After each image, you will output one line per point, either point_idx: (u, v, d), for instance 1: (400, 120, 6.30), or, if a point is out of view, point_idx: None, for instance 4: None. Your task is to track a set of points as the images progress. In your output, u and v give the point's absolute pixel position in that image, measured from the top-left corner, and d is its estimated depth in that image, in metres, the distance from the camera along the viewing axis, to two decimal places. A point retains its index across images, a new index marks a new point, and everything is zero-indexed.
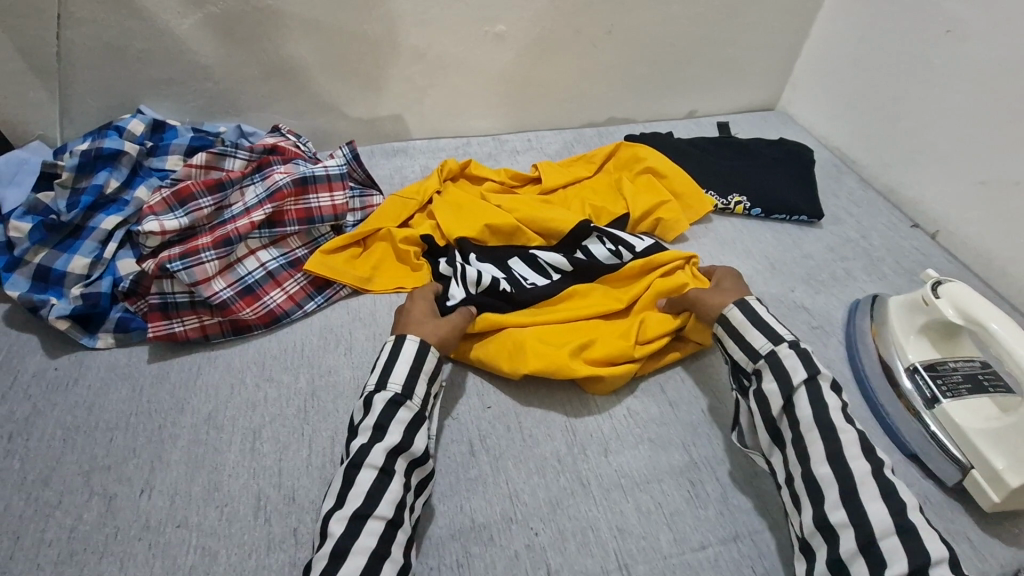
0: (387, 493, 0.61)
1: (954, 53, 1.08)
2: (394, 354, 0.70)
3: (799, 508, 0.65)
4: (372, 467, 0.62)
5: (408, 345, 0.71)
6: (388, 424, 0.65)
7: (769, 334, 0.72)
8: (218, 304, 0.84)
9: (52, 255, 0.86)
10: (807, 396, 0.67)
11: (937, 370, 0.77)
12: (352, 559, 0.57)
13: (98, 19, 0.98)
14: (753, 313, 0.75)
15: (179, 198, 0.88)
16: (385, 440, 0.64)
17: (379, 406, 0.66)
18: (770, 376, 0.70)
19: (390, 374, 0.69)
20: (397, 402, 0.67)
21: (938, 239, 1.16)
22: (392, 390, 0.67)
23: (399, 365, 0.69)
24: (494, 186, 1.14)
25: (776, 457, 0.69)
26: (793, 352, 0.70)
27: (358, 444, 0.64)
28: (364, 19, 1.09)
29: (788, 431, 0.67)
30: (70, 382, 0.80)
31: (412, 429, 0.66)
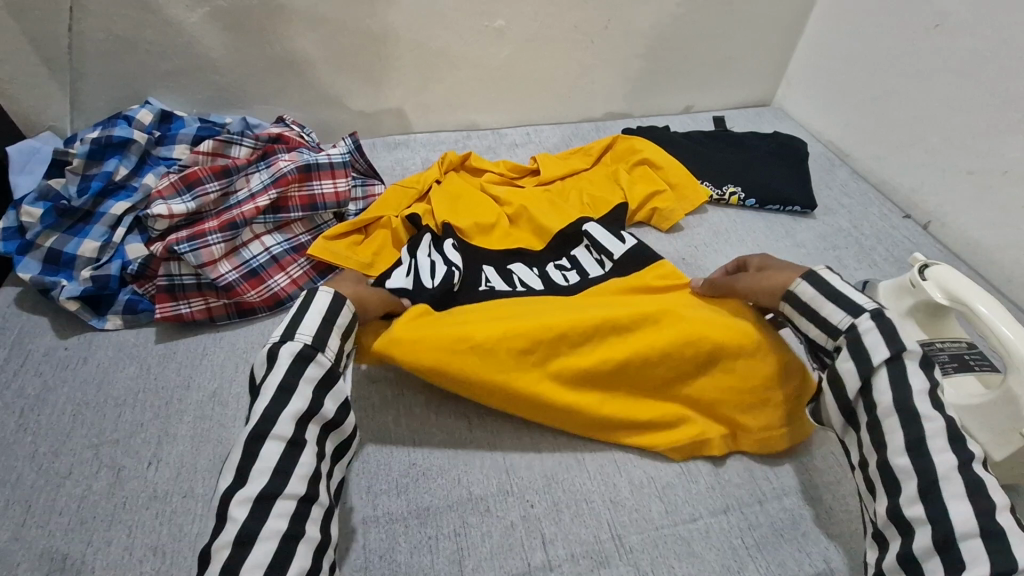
0: (299, 465, 0.60)
1: (944, 47, 1.10)
2: (304, 307, 0.68)
3: (874, 494, 0.65)
4: (280, 436, 0.60)
5: (318, 299, 0.70)
6: (297, 382, 0.63)
7: (848, 308, 0.68)
8: (224, 286, 0.86)
9: (63, 239, 0.89)
10: (889, 378, 0.64)
11: (925, 350, 0.78)
12: (259, 546, 0.55)
13: (108, 13, 1.01)
14: (828, 287, 0.71)
15: (186, 183, 0.90)
16: (293, 403, 0.62)
17: (287, 361, 0.64)
18: (848, 355, 0.67)
19: (299, 326, 0.66)
20: (306, 357, 0.64)
21: (930, 229, 1.18)
22: (300, 341, 0.65)
23: (309, 319, 0.67)
24: (494, 177, 1.17)
25: (851, 437, 0.68)
26: (875, 327, 0.66)
27: (262, 404, 0.62)
28: (365, 14, 1.12)
29: (866, 416, 0.65)
30: (80, 360, 0.82)
31: (322, 392, 0.65)
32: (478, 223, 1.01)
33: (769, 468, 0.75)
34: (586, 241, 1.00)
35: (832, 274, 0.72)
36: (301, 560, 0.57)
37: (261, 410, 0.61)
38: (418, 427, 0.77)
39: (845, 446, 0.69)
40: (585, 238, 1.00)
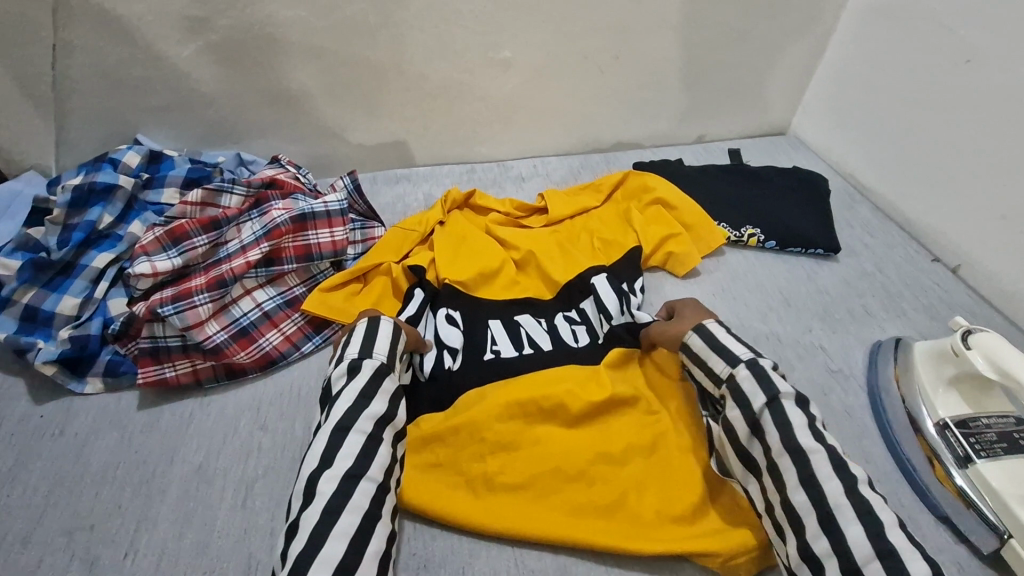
0: (377, 457, 0.63)
1: (972, 82, 1.04)
2: (374, 330, 0.73)
3: (783, 538, 0.62)
4: (361, 432, 0.64)
5: (384, 323, 0.74)
6: (375, 391, 0.67)
7: (726, 358, 0.71)
8: (211, 348, 0.81)
9: (41, 294, 0.83)
10: (772, 417, 0.64)
11: (969, 426, 0.73)
12: (345, 516, 0.58)
13: (95, 49, 0.96)
14: (710, 338, 0.74)
15: (172, 237, 0.84)
16: (372, 407, 0.65)
17: (368, 373, 0.68)
18: (733, 403, 0.68)
19: (374, 346, 0.71)
20: (382, 371, 0.69)
21: (959, 273, 1.12)
22: (377, 359, 0.70)
23: (383, 340, 0.72)
24: (499, 217, 1.11)
25: (753, 484, 0.66)
26: (750, 374, 0.68)
27: (343, 406, 0.65)
28: (365, 45, 1.06)
29: (764, 458, 0.64)
30: (57, 430, 0.77)
31: (395, 400, 0.69)
32: (482, 272, 0.95)
33: None
34: (597, 296, 0.94)
35: (717, 326, 0.76)
36: (376, 542, 0.59)
37: (340, 413, 0.64)
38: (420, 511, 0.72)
39: (750, 495, 0.67)
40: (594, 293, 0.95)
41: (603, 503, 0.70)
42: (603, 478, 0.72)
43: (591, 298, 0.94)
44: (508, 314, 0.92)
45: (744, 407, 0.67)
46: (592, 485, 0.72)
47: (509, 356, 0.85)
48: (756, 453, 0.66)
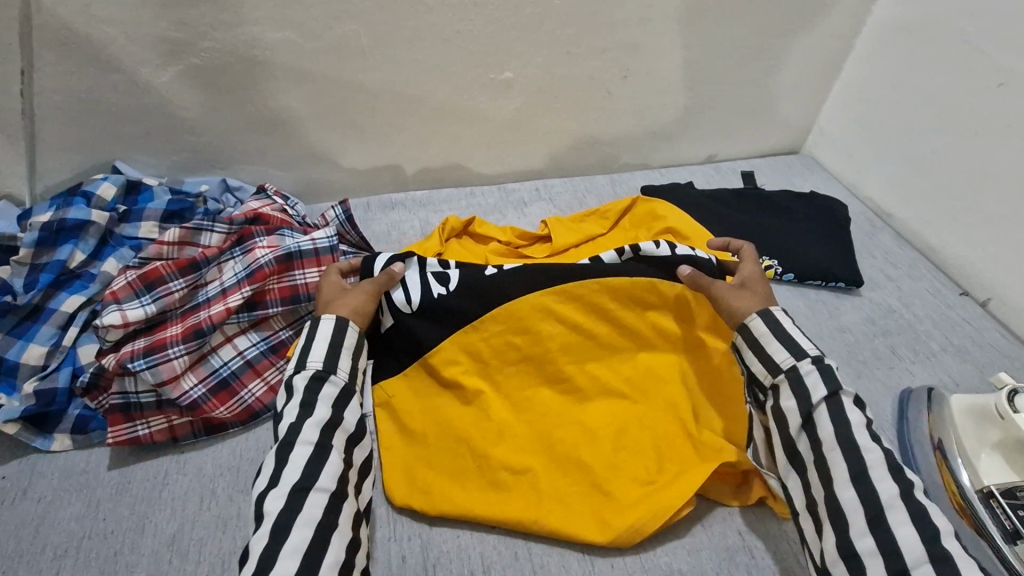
0: (327, 465, 0.62)
1: (1005, 106, 0.98)
2: (311, 335, 0.72)
3: (821, 537, 0.62)
4: (308, 442, 0.62)
5: (323, 325, 0.73)
6: (315, 399, 0.66)
7: (790, 347, 0.68)
8: (187, 404, 0.75)
9: (5, 342, 0.77)
10: (828, 414, 0.64)
11: (1018, 497, 0.66)
12: (297, 531, 0.56)
13: (68, 74, 0.90)
14: (775, 324, 0.70)
15: (145, 282, 0.77)
16: (315, 414, 0.65)
17: (304, 384, 0.67)
18: (788, 394, 0.67)
19: (309, 353, 0.70)
20: (321, 378, 0.68)
21: (988, 307, 1.05)
22: (313, 368, 0.69)
23: (319, 346, 0.70)
24: (500, 247, 1.05)
25: (793, 479, 0.66)
26: (815, 369, 0.66)
27: (285, 423, 0.64)
28: (358, 68, 1.00)
29: (811, 452, 0.64)
30: (19, 495, 0.70)
31: (343, 403, 0.68)
32: None
33: None
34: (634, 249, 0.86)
35: (782, 314, 0.72)
36: (333, 554, 0.57)
37: (285, 428, 0.63)
38: None
39: (788, 487, 0.67)
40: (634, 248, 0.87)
41: (595, 481, 0.72)
42: (596, 458, 0.73)
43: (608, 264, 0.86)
44: None
45: (799, 399, 0.66)
46: (585, 465, 0.73)
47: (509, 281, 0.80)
48: (802, 447, 0.66)
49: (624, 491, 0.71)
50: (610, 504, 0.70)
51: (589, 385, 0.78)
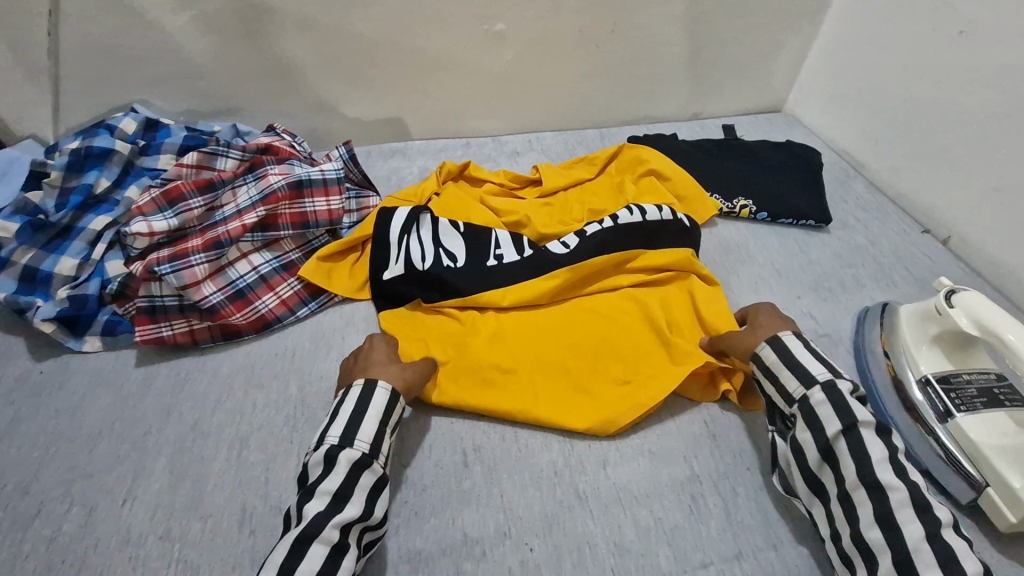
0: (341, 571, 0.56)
1: (966, 53, 1.04)
2: (362, 409, 0.66)
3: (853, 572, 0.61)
4: (326, 541, 0.57)
5: (377, 398, 0.67)
6: (352, 491, 0.61)
7: (802, 377, 0.69)
8: (207, 308, 0.82)
9: (39, 255, 0.84)
10: (847, 448, 0.63)
11: (951, 382, 0.74)
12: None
13: (90, 17, 0.96)
14: (784, 349, 0.71)
15: (168, 198, 0.85)
16: (347, 510, 0.59)
17: (345, 467, 0.61)
18: (802, 425, 0.67)
19: (358, 431, 0.64)
20: (363, 464, 0.62)
21: (949, 245, 1.13)
22: (359, 449, 0.63)
23: (369, 423, 0.65)
24: (494, 188, 1.12)
25: (818, 508, 0.65)
26: (826, 400, 0.66)
27: (313, 506, 0.58)
28: (361, 17, 1.07)
29: (834, 487, 0.63)
30: (55, 386, 0.78)
31: (374, 496, 0.62)
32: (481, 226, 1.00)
33: (784, 511, 0.71)
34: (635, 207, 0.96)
35: (795, 339, 0.73)
36: None
37: (309, 518, 0.58)
38: (410, 463, 0.73)
39: (814, 518, 0.66)
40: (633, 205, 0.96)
41: (576, 383, 0.80)
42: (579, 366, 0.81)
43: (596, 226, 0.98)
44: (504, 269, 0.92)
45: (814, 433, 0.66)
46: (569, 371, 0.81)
47: (511, 261, 0.90)
48: (826, 480, 0.65)
49: (602, 391, 0.79)
50: (590, 400, 0.78)
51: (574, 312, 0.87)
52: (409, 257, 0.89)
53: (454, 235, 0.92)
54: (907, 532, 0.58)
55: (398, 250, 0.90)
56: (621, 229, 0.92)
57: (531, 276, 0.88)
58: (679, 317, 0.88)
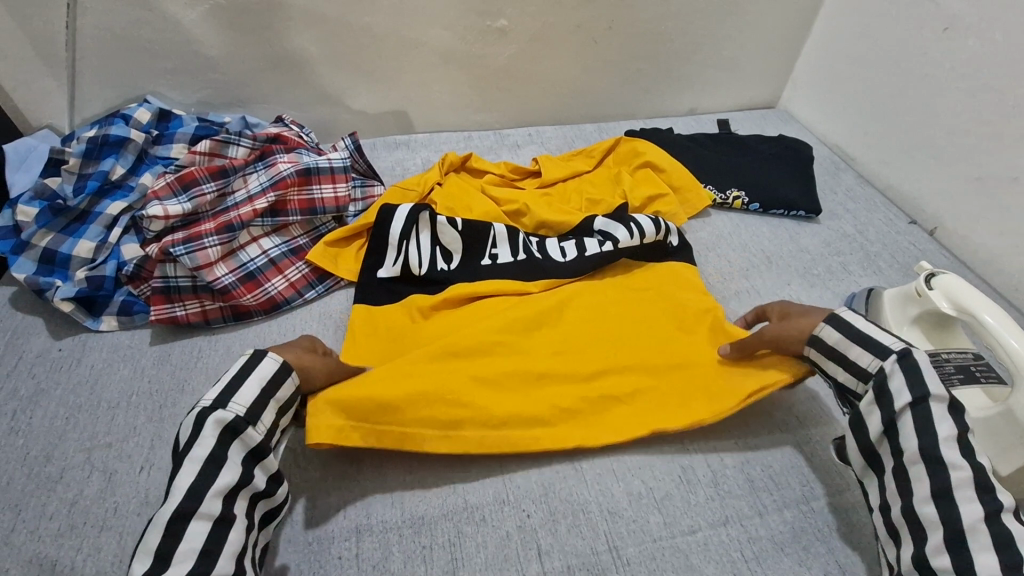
0: (228, 544, 0.56)
1: (952, 50, 1.08)
2: (242, 374, 0.63)
3: (897, 543, 0.63)
4: (207, 515, 0.56)
5: (264, 364, 0.65)
6: (226, 455, 0.58)
7: (874, 350, 0.68)
8: (220, 289, 0.85)
9: (58, 238, 0.88)
10: (913, 423, 0.63)
11: (929, 360, 0.77)
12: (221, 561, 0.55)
13: (107, 10, 1.00)
14: (852, 329, 0.71)
15: (182, 184, 0.89)
16: (219, 479, 0.57)
17: (214, 430, 0.58)
18: (873, 402, 0.67)
19: (235, 393, 0.61)
20: (235, 430, 0.60)
21: (936, 236, 1.16)
22: (233, 412, 0.60)
23: (248, 387, 0.62)
24: (494, 179, 1.16)
25: (873, 482, 0.67)
26: (900, 368, 0.65)
27: (183, 478, 0.56)
28: (365, 11, 1.10)
29: (891, 462, 0.64)
30: (74, 361, 0.82)
31: (252, 463, 0.60)
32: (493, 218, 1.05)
33: (771, 481, 0.74)
34: (633, 224, 0.98)
35: (853, 314, 0.72)
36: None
37: (180, 489, 0.55)
38: None
39: (866, 489, 0.68)
40: (632, 222, 0.98)
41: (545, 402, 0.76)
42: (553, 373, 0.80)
43: (595, 238, 1.00)
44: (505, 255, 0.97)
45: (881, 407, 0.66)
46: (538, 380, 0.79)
47: (505, 261, 0.96)
48: (884, 453, 0.66)
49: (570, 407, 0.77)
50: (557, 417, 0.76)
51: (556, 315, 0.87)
52: (407, 260, 0.92)
53: (452, 232, 0.96)
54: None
55: (396, 251, 0.93)
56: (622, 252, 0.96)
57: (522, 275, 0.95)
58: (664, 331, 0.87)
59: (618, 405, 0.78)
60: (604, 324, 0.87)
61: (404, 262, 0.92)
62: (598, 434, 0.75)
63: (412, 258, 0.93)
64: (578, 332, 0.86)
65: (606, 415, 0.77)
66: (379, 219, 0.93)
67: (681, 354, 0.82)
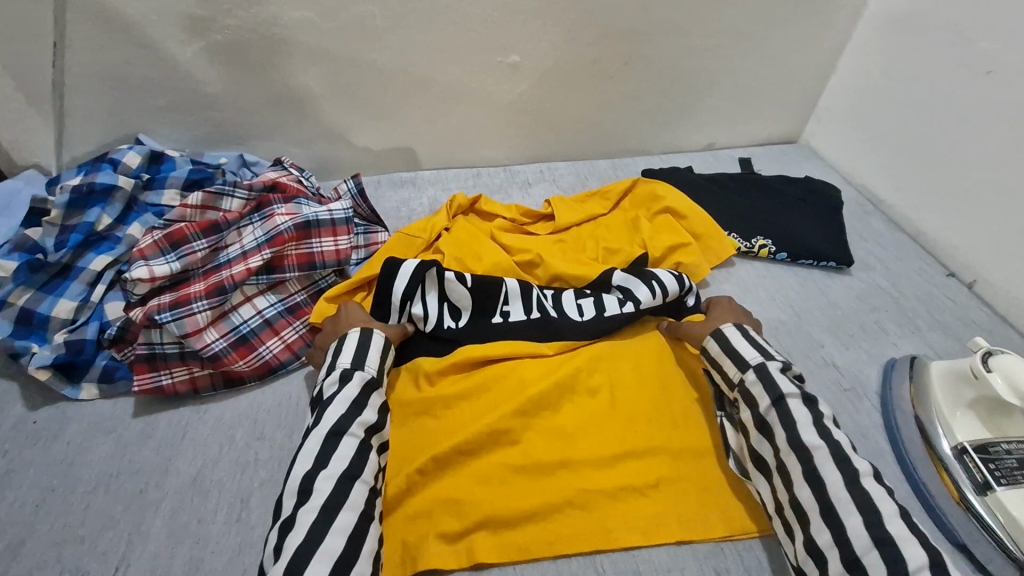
0: (368, 465, 0.66)
1: (994, 93, 1.01)
2: (365, 342, 0.76)
3: (792, 537, 0.65)
4: (354, 436, 0.67)
5: (376, 336, 0.77)
6: (367, 401, 0.70)
7: (737, 362, 0.76)
8: (209, 356, 0.79)
9: (37, 296, 0.81)
10: (777, 419, 0.69)
11: (988, 452, 0.71)
12: None
13: (97, 47, 0.94)
14: (726, 343, 0.79)
15: (171, 241, 0.83)
16: (364, 415, 0.69)
17: (358, 384, 0.71)
18: (744, 406, 0.74)
19: (366, 358, 0.74)
20: (371, 385, 0.72)
21: (974, 289, 1.09)
22: (367, 371, 0.73)
23: (374, 353, 0.75)
24: (505, 223, 1.09)
25: (762, 483, 0.70)
26: (758, 379, 0.73)
27: (334, 413, 0.67)
28: (372, 48, 1.04)
29: (772, 457, 0.69)
30: (50, 437, 0.75)
31: (384, 410, 0.72)
32: (505, 271, 0.98)
33: None
34: (656, 283, 0.91)
35: (733, 330, 0.80)
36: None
37: (333, 419, 0.67)
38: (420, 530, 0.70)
39: (760, 496, 0.70)
40: (654, 280, 0.92)
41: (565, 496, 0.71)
42: (568, 460, 0.74)
43: (613, 294, 0.93)
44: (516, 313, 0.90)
45: (752, 410, 0.73)
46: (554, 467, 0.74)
47: (518, 319, 0.89)
48: (765, 453, 0.70)
49: (593, 499, 0.72)
50: (580, 512, 0.71)
51: (573, 386, 0.81)
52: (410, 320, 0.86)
53: (462, 290, 0.88)
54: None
55: (399, 311, 0.86)
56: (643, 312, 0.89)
57: (536, 334, 0.88)
58: (670, 421, 0.80)
59: (638, 496, 0.72)
60: (625, 397, 0.82)
61: (411, 321, 0.86)
62: (619, 532, 0.69)
63: (418, 317, 0.86)
64: (596, 408, 0.80)
65: (627, 509, 0.71)
66: (380, 278, 0.86)
67: (669, 455, 0.76)
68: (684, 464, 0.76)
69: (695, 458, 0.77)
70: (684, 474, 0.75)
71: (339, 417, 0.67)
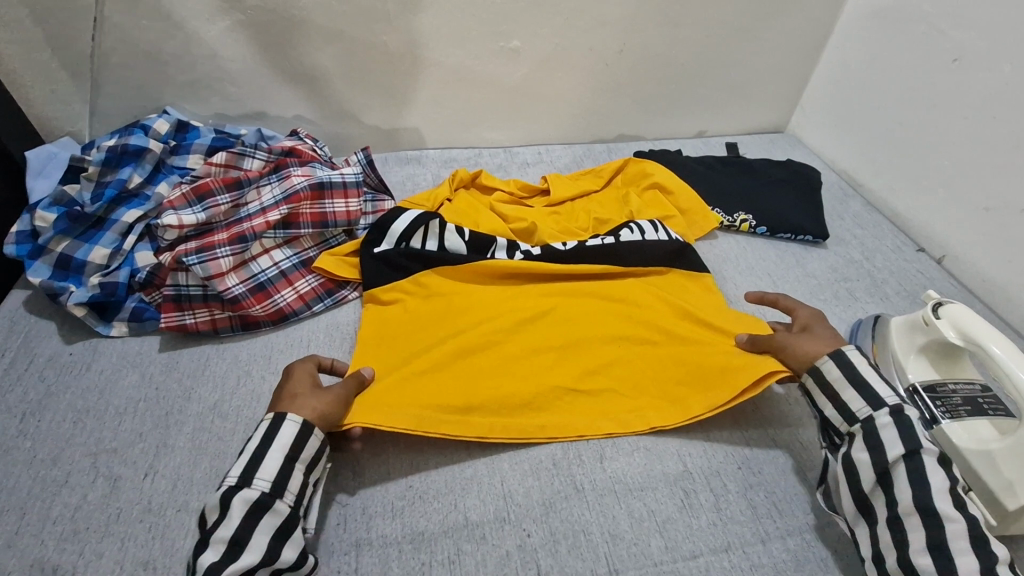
0: None
1: (961, 80, 1.08)
2: (266, 445, 0.64)
3: None
4: None
5: (285, 429, 0.65)
6: (249, 535, 0.59)
7: (869, 397, 0.70)
8: (230, 298, 0.87)
9: (74, 244, 0.90)
10: (907, 475, 0.64)
11: (936, 391, 0.78)
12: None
13: (131, 23, 1.02)
14: (851, 367, 0.72)
15: (198, 195, 0.93)
16: (240, 558, 0.57)
17: (241, 511, 0.59)
18: (861, 446, 0.68)
19: (258, 469, 0.62)
20: (262, 505, 0.60)
21: (944, 264, 1.16)
22: (259, 488, 0.61)
23: (271, 460, 0.63)
24: (504, 196, 1.17)
25: (862, 528, 0.67)
26: (892, 422, 0.67)
27: (209, 555, 0.57)
28: (382, 31, 1.13)
29: (886, 511, 0.64)
30: (83, 366, 0.83)
31: (281, 536, 0.60)
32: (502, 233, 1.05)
33: (773, 508, 0.74)
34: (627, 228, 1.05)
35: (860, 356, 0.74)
36: None
37: (206, 563, 0.56)
38: (415, 448, 0.77)
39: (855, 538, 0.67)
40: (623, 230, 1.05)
41: (539, 415, 0.80)
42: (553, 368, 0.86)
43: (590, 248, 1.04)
44: (502, 252, 1.00)
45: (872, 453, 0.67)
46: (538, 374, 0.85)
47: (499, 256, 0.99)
48: (877, 502, 0.66)
49: (564, 418, 0.80)
50: (554, 427, 0.79)
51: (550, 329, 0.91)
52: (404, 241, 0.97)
53: (459, 241, 0.98)
54: (949, 558, 0.59)
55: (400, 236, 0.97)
56: (621, 246, 1.01)
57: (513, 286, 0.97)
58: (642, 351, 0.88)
59: (621, 395, 0.83)
60: (604, 318, 0.92)
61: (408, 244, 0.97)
62: (600, 423, 0.80)
63: (412, 243, 0.97)
64: (572, 345, 0.89)
65: (609, 405, 0.82)
66: (387, 214, 0.98)
67: (647, 367, 0.86)
68: (659, 376, 0.85)
69: (668, 370, 0.85)
70: (664, 377, 0.85)
71: (208, 565, 0.56)
